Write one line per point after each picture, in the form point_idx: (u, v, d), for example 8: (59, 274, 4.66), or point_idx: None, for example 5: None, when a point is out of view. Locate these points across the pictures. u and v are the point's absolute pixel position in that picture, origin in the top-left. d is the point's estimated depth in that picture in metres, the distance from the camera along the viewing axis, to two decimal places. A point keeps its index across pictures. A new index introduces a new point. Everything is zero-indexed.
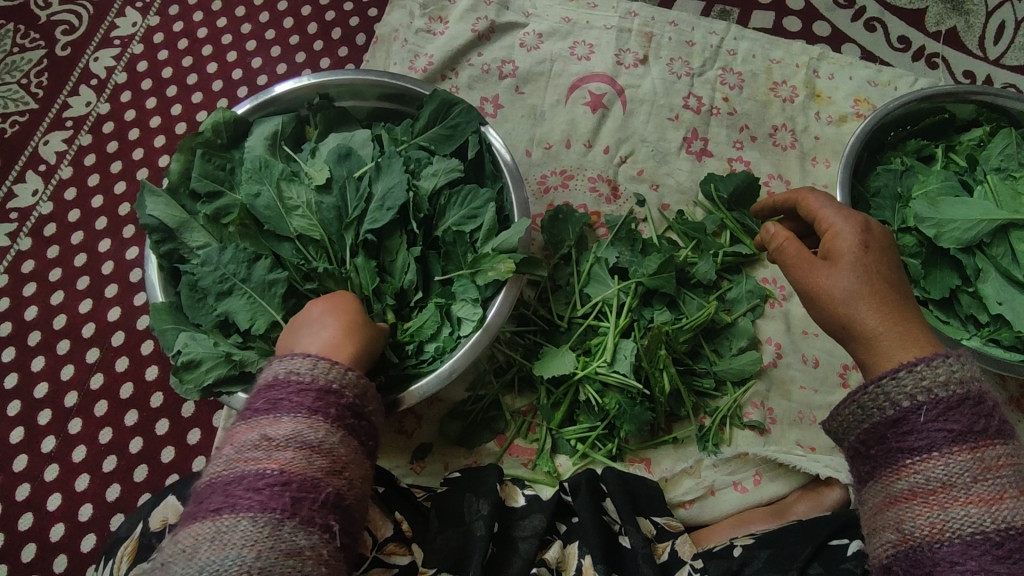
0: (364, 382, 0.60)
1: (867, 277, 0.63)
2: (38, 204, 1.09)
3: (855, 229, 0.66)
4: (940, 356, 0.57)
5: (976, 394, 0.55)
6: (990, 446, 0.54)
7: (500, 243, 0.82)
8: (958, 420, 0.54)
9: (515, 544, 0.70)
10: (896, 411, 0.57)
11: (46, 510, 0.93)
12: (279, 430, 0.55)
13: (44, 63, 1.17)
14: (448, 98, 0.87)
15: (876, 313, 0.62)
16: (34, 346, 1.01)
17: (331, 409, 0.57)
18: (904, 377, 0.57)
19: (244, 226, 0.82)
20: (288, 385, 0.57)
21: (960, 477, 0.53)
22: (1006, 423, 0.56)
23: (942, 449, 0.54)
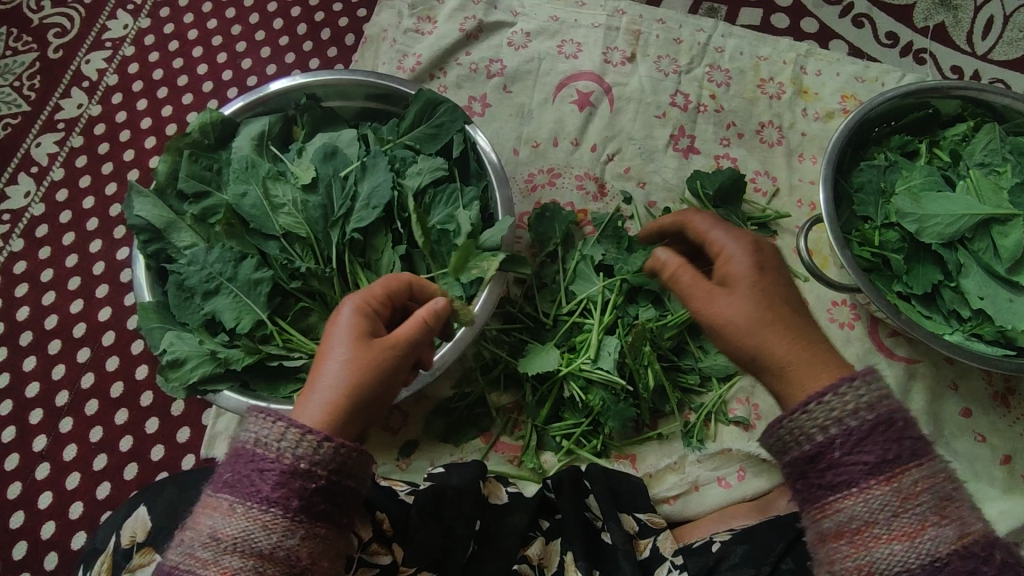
0: (342, 454, 0.56)
1: (769, 303, 0.63)
2: (30, 206, 1.10)
3: (746, 255, 0.66)
4: (845, 382, 0.58)
5: (887, 418, 0.57)
6: (905, 473, 0.56)
7: (484, 242, 0.83)
8: (872, 450, 0.56)
9: (496, 543, 0.71)
10: (812, 447, 0.58)
11: (36, 508, 0.94)
12: (208, 525, 0.54)
13: (36, 65, 1.18)
14: (433, 97, 0.88)
15: (781, 339, 0.62)
16: (26, 346, 1.02)
17: (290, 501, 0.55)
18: (814, 410, 0.58)
19: (229, 226, 0.83)
20: (252, 463, 0.56)
21: (880, 512, 0.55)
22: (922, 441, 0.57)
23: (859, 484, 0.56)
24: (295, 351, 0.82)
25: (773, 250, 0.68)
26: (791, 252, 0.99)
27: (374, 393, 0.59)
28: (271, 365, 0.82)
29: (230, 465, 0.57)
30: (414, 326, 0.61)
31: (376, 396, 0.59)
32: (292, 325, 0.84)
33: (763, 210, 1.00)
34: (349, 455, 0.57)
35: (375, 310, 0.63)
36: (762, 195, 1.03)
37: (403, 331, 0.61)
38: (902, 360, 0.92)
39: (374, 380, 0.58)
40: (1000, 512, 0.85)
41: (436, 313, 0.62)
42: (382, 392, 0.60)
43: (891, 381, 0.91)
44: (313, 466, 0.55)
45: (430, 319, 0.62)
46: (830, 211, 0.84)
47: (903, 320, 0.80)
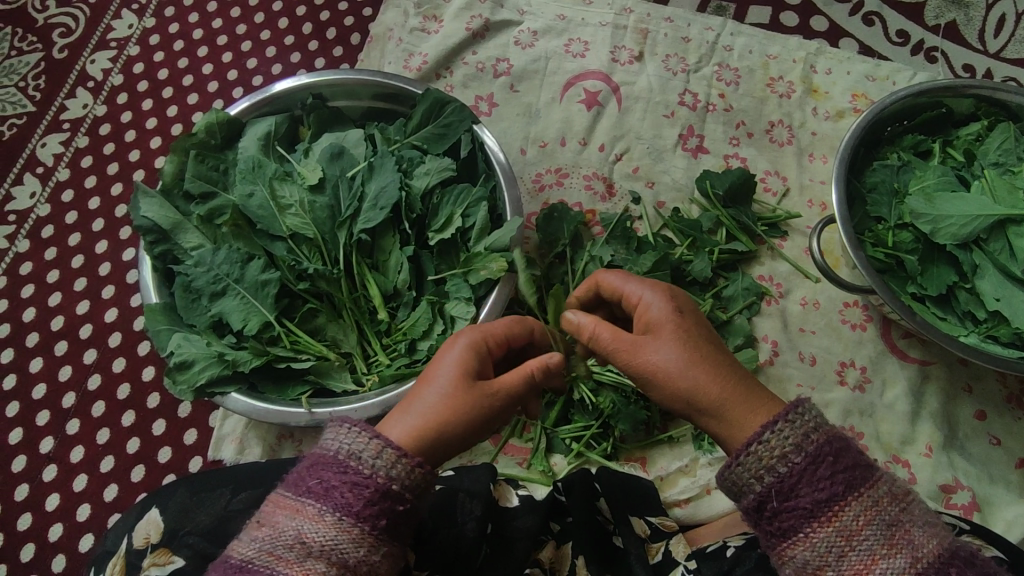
0: (429, 482, 0.58)
1: (692, 346, 0.63)
2: (36, 206, 1.09)
3: (660, 300, 0.65)
4: (769, 428, 0.57)
5: (815, 455, 0.56)
6: (845, 509, 0.55)
7: (493, 242, 0.82)
8: (807, 493, 0.55)
9: (511, 544, 0.70)
10: (754, 497, 0.57)
11: (44, 510, 0.94)
12: (295, 529, 0.54)
13: (42, 66, 1.17)
14: (441, 97, 0.87)
15: (713, 381, 0.62)
16: (32, 348, 1.02)
17: (378, 519, 0.55)
18: (748, 461, 0.57)
19: (237, 227, 0.83)
20: (344, 475, 0.55)
21: (829, 555, 0.54)
22: (855, 469, 0.56)
23: (804, 529, 0.55)
24: (303, 352, 0.82)
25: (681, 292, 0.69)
26: (803, 253, 0.98)
27: (462, 429, 0.61)
28: (278, 366, 0.81)
29: (314, 470, 0.56)
30: (522, 376, 0.64)
31: (462, 433, 0.62)
32: (300, 327, 0.83)
33: (774, 210, 0.99)
34: (430, 484, 0.58)
35: (489, 350, 0.66)
36: (772, 195, 1.02)
37: (511, 378, 0.64)
38: (915, 362, 0.91)
39: (466, 419, 0.61)
40: (1016, 516, 0.84)
41: (546, 368, 0.64)
42: (469, 430, 0.62)
43: (904, 382, 0.90)
44: (403, 488, 0.56)
45: (539, 372, 0.64)
46: (843, 212, 0.83)
47: (917, 321, 0.79)
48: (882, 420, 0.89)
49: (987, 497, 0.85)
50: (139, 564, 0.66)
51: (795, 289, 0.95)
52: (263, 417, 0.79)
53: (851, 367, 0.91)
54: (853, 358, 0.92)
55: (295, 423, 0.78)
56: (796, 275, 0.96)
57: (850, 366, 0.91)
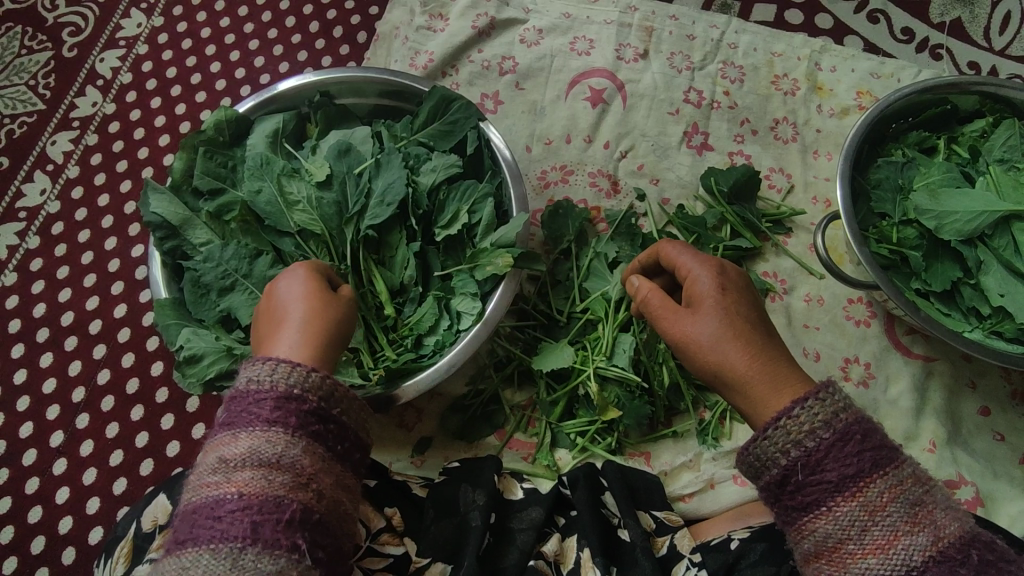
0: (329, 383, 0.57)
1: (732, 322, 0.62)
2: (46, 204, 1.11)
3: (711, 276, 0.65)
4: (797, 405, 0.57)
5: (844, 433, 0.56)
6: (870, 486, 0.55)
7: (499, 238, 0.82)
8: (834, 468, 0.55)
9: (511, 536, 0.71)
10: (777, 471, 0.57)
11: (54, 503, 0.95)
12: (216, 456, 0.53)
13: (52, 64, 1.18)
14: (447, 94, 0.88)
15: (746, 358, 0.61)
16: (42, 343, 1.03)
17: (288, 420, 0.54)
18: (773, 435, 0.57)
19: (244, 223, 0.84)
20: (246, 394, 0.55)
21: (851, 529, 0.55)
22: (881, 448, 0.56)
23: (828, 503, 0.56)
24: None
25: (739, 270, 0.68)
26: (807, 249, 0.98)
27: (337, 340, 0.64)
28: None
29: (225, 407, 0.56)
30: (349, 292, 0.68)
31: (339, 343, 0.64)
32: None
33: (778, 207, 0.99)
34: (337, 384, 0.57)
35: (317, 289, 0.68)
36: (776, 192, 1.02)
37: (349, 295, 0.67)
38: (919, 358, 0.91)
39: (332, 318, 0.64)
40: (1020, 511, 0.84)
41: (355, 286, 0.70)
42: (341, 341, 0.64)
43: (908, 378, 0.90)
44: (306, 390, 0.55)
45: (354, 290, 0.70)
46: (848, 207, 0.83)
47: (921, 317, 0.79)
48: (886, 416, 0.89)
49: (991, 492, 0.85)
50: (146, 547, 0.66)
51: (799, 285, 0.96)
52: None
53: (856, 363, 0.92)
54: (857, 354, 0.92)
55: None
56: (800, 271, 0.96)
57: (854, 362, 0.92)
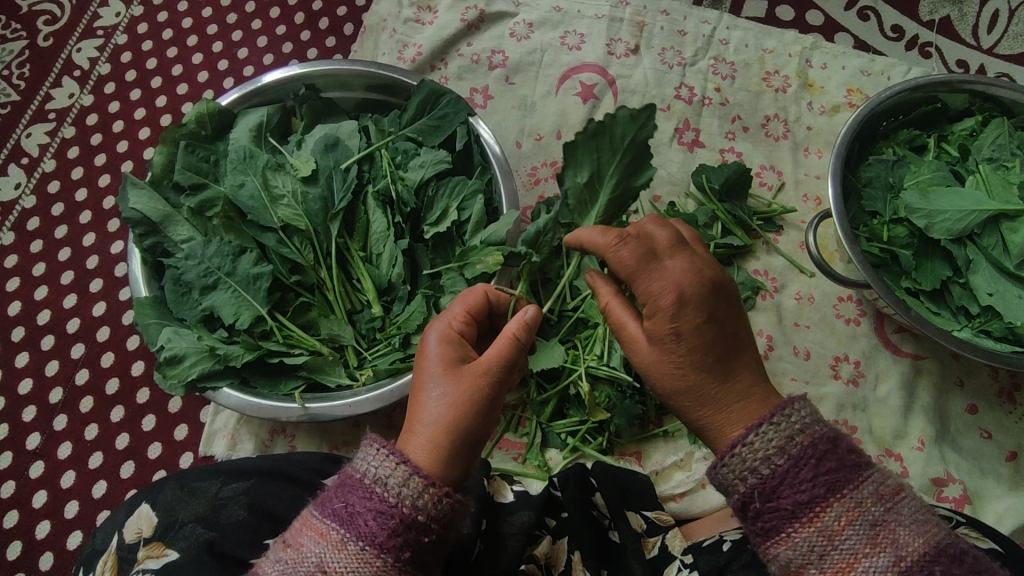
0: (455, 510, 0.56)
1: (687, 337, 0.58)
2: (21, 198, 1.07)
3: (669, 282, 0.58)
4: (750, 435, 0.57)
5: (798, 457, 0.56)
6: (827, 510, 0.54)
7: (489, 236, 0.81)
8: (790, 494, 0.55)
9: (503, 541, 0.70)
10: (735, 499, 0.58)
11: (31, 507, 0.93)
12: (315, 558, 0.53)
13: (26, 54, 1.15)
14: (436, 87, 0.86)
15: (708, 378, 0.59)
16: (18, 342, 1.00)
17: (402, 551, 0.53)
18: (730, 463, 0.57)
19: (227, 219, 0.82)
20: (369, 501, 0.54)
21: (811, 554, 0.55)
22: (837, 471, 0.55)
23: (787, 529, 0.56)
24: (296, 346, 0.81)
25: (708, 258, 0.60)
26: (797, 248, 0.98)
27: (478, 418, 0.57)
28: (270, 362, 0.80)
29: (338, 493, 0.56)
30: (505, 344, 0.60)
31: (483, 420, 0.58)
32: (292, 321, 0.82)
33: (770, 204, 0.99)
34: (459, 512, 0.56)
35: (461, 334, 0.63)
36: (767, 189, 1.02)
37: (496, 350, 0.60)
38: (908, 356, 0.91)
39: (477, 412, 0.57)
40: (1006, 508, 0.84)
41: (526, 327, 0.62)
42: (485, 416, 0.58)
43: (897, 376, 0.91)
44: (430, 519, 0.54)
45: (520, 333, 0.61)
46: (839, 206, 0.83)
47: (911, 315, 0.79)
48: (875, 414, 0.90)
49: (978, 490, 0.86)
50: (132, 558, 0.64)
51: (790, 284, 0.95)
52: (255, 413, 0.78)
53: (845, 361, 0.92)
54: (847, 352, 0.92)
55: (288, 417, 0.78)
56: (791, 270, 0.96)
57: (844, 360, 0.92)
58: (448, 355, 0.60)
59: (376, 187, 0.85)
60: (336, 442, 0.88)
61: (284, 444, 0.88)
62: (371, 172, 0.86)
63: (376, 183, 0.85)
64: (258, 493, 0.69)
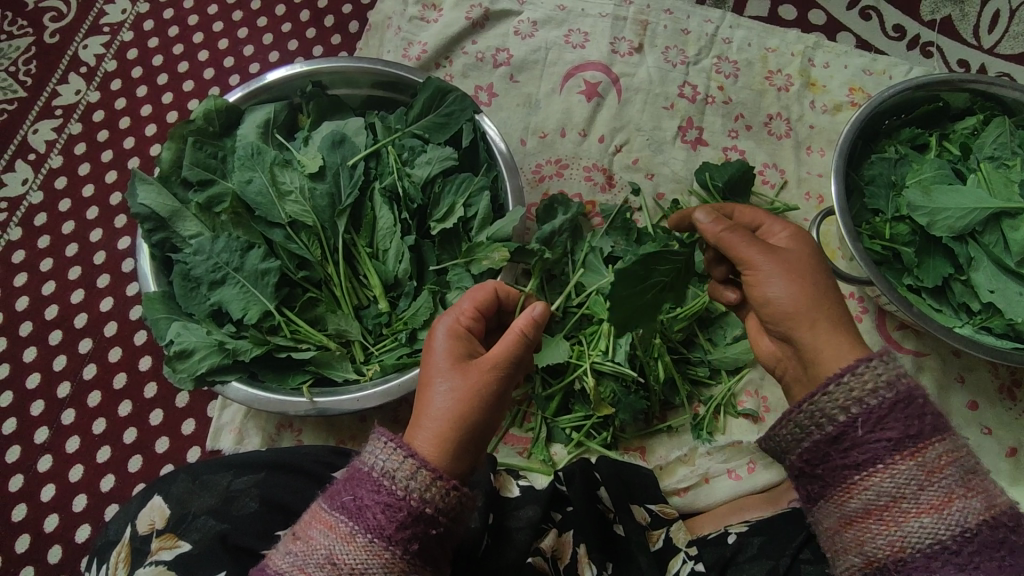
0: (462, 503, 0.56)
1: (812, 267, 0.64)
2: (28, 194, 1.08)
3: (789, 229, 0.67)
4: (863, 363, 0.59)
5: (905, 394, 0.58)
6: (929, 447, 0.57)
7: (495, 232, 0.82)
8: (895, 426, 0.57)
9: (509, 535, 0.70)
10: (833, 427, 0.59)
11: (39, 501, 0.93)
12: (329, 546, 0.53)
13: (32, 51, 1.15)
14: (442, 85, 0.86)
15: (832, 306, 0.63)
16: (25, 337, 1.01)
17: (410, 543, 0.54)
18: (835, 391, 0.59)
19: (235, 215, 0.82)
20: (377, 495, 0.54)
21: (908, 487, 0.57)
22: (942, 418, 0.58)
23: (884, 461, 0.57)
24: (303, 342, 0.81)
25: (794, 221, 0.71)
26: None
27: (484, 412, 0.58)
28: (278, 357, 0.80)
29: (347, 485, 0.56)
30: (513, 340, 0.60)
31: (488, 414, 0.58)
32: (299, 316, 0.83)
33: (772, 202, 1.00)
34: (466, 504, 0.57)
35: (469, 330, 0.63)
36: (770, 187, 1.03)
37: (503, 345, 0.60)
38: (910, 353, 0.92)
39: (483, 407, 0.58)
40: None
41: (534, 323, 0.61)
42: (492, 411, 0.59)
43: None
44: (439, 512, 0.55)
45: (529, 330, 0.61)
46: (842, 204, 0.83)
47: (914, 312, 0.80)
48: None
49: None
50: (146, 549, 0.65)
51: None
52: (263, 407, 0.78)
53: None
54: None
55: (296, 412, 0.78)
56: None
57: None
58: (457, 349, 0.61)
59: (383, 183, 0.85)
60: (343, 437, 0.88)
61: (291, 438, 0.88)
62: (377, 168, 0.87)
63: (382, 180, 0.86)
64: (268, 486, 0.70)
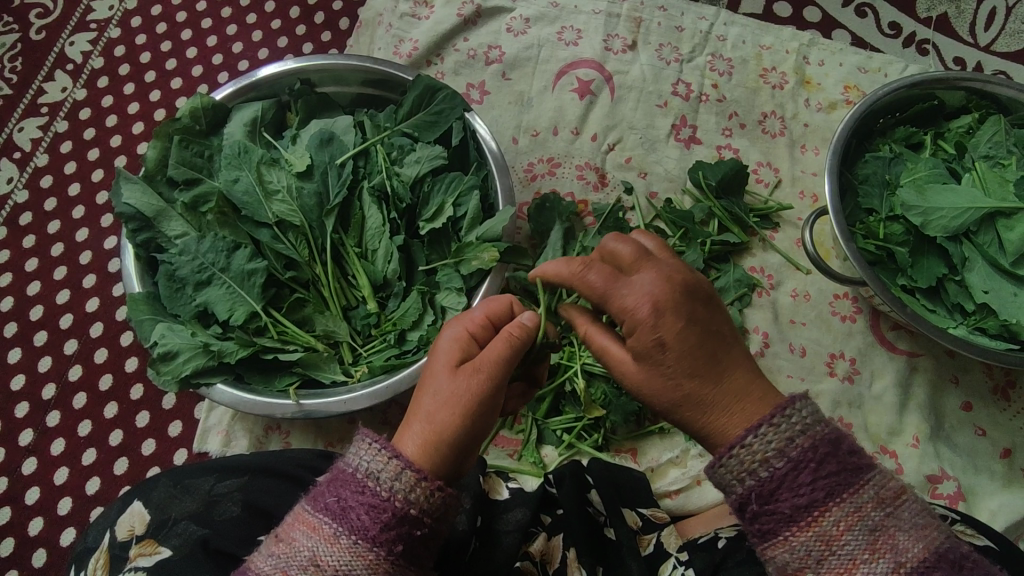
0: (445, 504, 0.56)
1: (690, 345, 0.58)
2: (13, 192, 1.07)
3: (659, 295, 0.57)
4: (751, 433, 0.56)
5: (798, 461, 0.55)
6: (826, 514, 0.54)
7: (485, 232, 0.81)
8: (788, 498, 0.55)
9: (498, 538, 0.70)
10: (732, 499, 0.57)
11: (24, 503, 0.92)
12: (310, 552, 0.52)
13: (18, 47, 1.14)
14: (432, 83, 0.85)
15: (715, 380, 0.59)
16: (11, 338, 0.99)
17: (394, 544, 0.53)
18: (727, 467, 0.57)
19: (221, 214, 0.81)
20: (361, 496, 0.53)
21: (809, 559, 0.54)
22: (844, 478, 0.55)
23: (784, 532, 0.55)
24: (291, 343, 0.81)
25: (672, 259, 0.60)
26: (794, 245, 0.98)
27: (469, 419, 0.57)
28: (265, 358, 0.80)
29: (330, 487, 0.55)
30: (501, 343, 0.59)
31: (474, 422, 0.57)
32: (286, 317, 0.82)
33: (766, 201, 0.99)
34: (450, 505, 0.56)
35: (477, 338, 0.62)
36: (764, 186, 1.02)
37: (492, 349, 0.59)
38: (903, 353, 0.92)
39: (469, 414, 0.57)
40: (999, 505, 0.85)
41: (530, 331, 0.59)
42: (478, 418, 0.57)
43: (892, 374, 0.91)
44: (422, 513, 0.54)
45: (517, 333, 0.59)
46: (835, 202, 0.83)
47: (907, 312, 0.79)
48: (870, 411, 0.90)
49: (972, 487, 0.86)
50: (124, 555, 0.64)
51: (786, 281, 0.95)
52: (248, 410, 0.77)
53: (841, 358, 0.92)
54: (842, 350, 0.92)
55: (282, 415, 0.77)
56: (788, 267, 0.96)
57: (840, 357, 0.92)
58: (455, 352, 0.60)
59: (371, 183, 0.84)
60: (331, 439, 0.88)
61: (278, 441, 0.87)
62: (366, 167, 0.85)
63: (371, 179, 0.85)
64: (251, 490, 0.69)
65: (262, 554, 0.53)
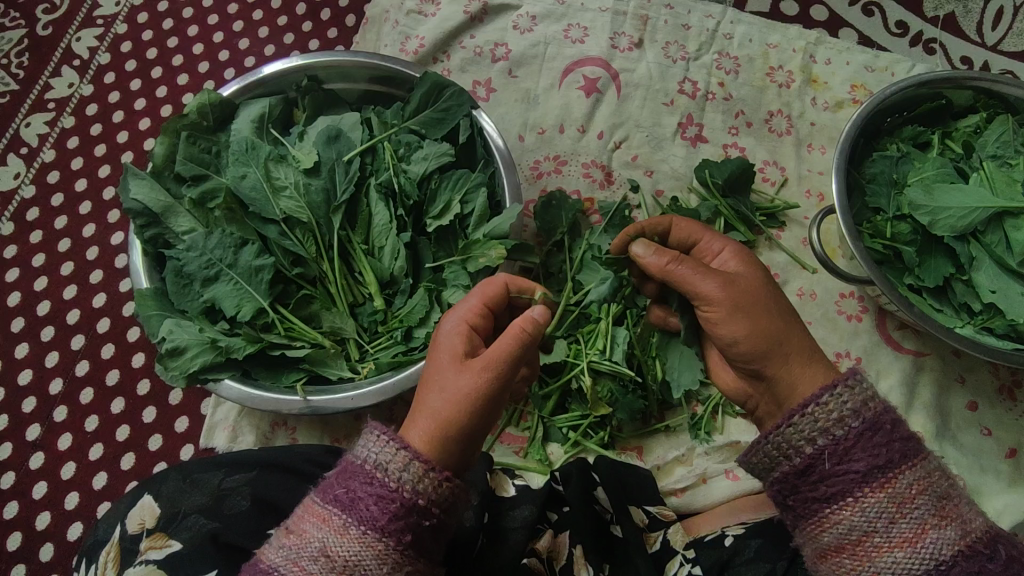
0: (454, 494, 0.56)
1: (763, 292, 0.67)
2: (20, 187, 1.07)
3: (734, 252, 0.71)
4: (828, 393, 0.60)
5: (874, 423, 0.59)
6: (900, 477, 0.58)
7: (492, 229, 0.81)
8: (862, 458, 0.58)
9: (504, 536, 0.70)
10: (802, 459, 0.60)
11: (31, 498, 0.93)
12: (323, 546, 0.53)
13: (25, 43, 1.14)
14: (439, 80, 0.85)
15: (783, 331, 0.66)
16: (18, 333, 1.00)
17: (403, 535, 0.53)
18: (799, 423, 0.60)
19: (229, 210, 0.82)
20: (370, 487, 0.54)
21: (878, 521, 0.57)
22: (914, 446, 0.59)
23: (854, 494, 0.58)
24: (298, 339, 0.81)
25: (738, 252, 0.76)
26: (800, 243, 0.98)
27: (479, 411, 0.58)
28: (272, 354, 0.80)
29: (339, 479, 0.56)
30: (511, 337, 0.59)
31: (481, 415, 0.58)
32: (294, 313, 0.82)
33: (772, 200, 0.99)
34: (458, 495, 0.56)
35: (474, 327, 0.63)
36: (770, 185, 1.01)
37: (502, 342, 0.59)
38: (909, 353, 0.92)
39: (476, 407, 0.58)
40: (1005, 505, 0.85)
41: (534, 322, 0.60)
42: (487, 409, 0.58)
43: (898, 372, 0.91)
44: (431, 503, 0.54)
45: (529, 329, 0.60)
46: (843, 202, 0.83)
47: (914, 311, 0.79)
48: None
49: (977, 486, 0.86)
50: (135, 549, 0.64)
51: (792, 279, 0.95)
52: (256, 405, 0.78)
53: (847, 357, 0.92)
54: (848, 349, 0.92)
55: (289, 410, 0.77)
56: (794, 266, 0.96)
57: (845, 356, 0.92)
58: (457, 349, 0.60)
59: (379, 180, 0.84)
60: (337, 435, 0.88)
61: (285, 436, 0.88)
62: (373, 164, 0.86)
63: (378, 176, 0.85)
64: (261, 485, 0.69)
65: (273, 548, 0.54)
